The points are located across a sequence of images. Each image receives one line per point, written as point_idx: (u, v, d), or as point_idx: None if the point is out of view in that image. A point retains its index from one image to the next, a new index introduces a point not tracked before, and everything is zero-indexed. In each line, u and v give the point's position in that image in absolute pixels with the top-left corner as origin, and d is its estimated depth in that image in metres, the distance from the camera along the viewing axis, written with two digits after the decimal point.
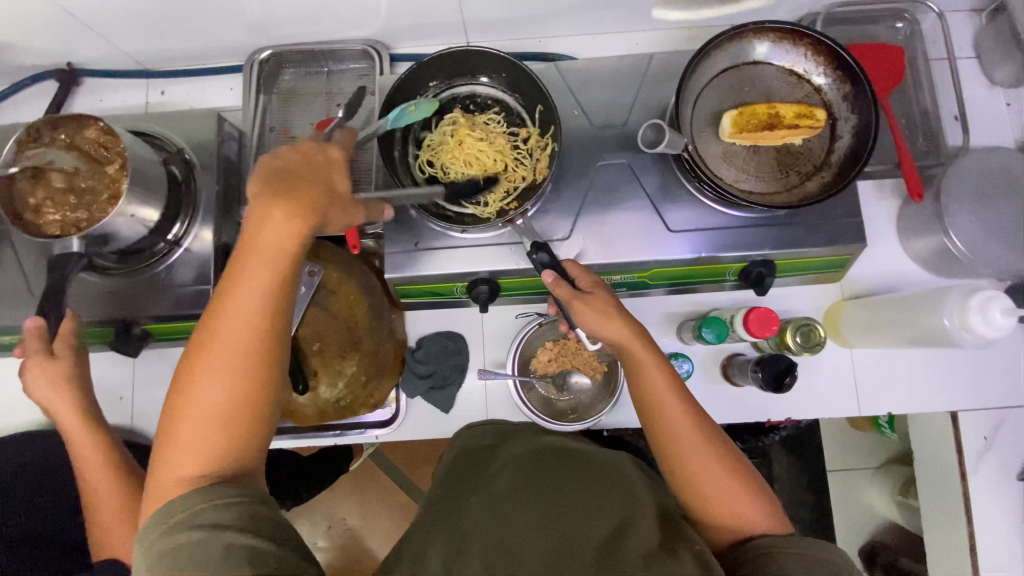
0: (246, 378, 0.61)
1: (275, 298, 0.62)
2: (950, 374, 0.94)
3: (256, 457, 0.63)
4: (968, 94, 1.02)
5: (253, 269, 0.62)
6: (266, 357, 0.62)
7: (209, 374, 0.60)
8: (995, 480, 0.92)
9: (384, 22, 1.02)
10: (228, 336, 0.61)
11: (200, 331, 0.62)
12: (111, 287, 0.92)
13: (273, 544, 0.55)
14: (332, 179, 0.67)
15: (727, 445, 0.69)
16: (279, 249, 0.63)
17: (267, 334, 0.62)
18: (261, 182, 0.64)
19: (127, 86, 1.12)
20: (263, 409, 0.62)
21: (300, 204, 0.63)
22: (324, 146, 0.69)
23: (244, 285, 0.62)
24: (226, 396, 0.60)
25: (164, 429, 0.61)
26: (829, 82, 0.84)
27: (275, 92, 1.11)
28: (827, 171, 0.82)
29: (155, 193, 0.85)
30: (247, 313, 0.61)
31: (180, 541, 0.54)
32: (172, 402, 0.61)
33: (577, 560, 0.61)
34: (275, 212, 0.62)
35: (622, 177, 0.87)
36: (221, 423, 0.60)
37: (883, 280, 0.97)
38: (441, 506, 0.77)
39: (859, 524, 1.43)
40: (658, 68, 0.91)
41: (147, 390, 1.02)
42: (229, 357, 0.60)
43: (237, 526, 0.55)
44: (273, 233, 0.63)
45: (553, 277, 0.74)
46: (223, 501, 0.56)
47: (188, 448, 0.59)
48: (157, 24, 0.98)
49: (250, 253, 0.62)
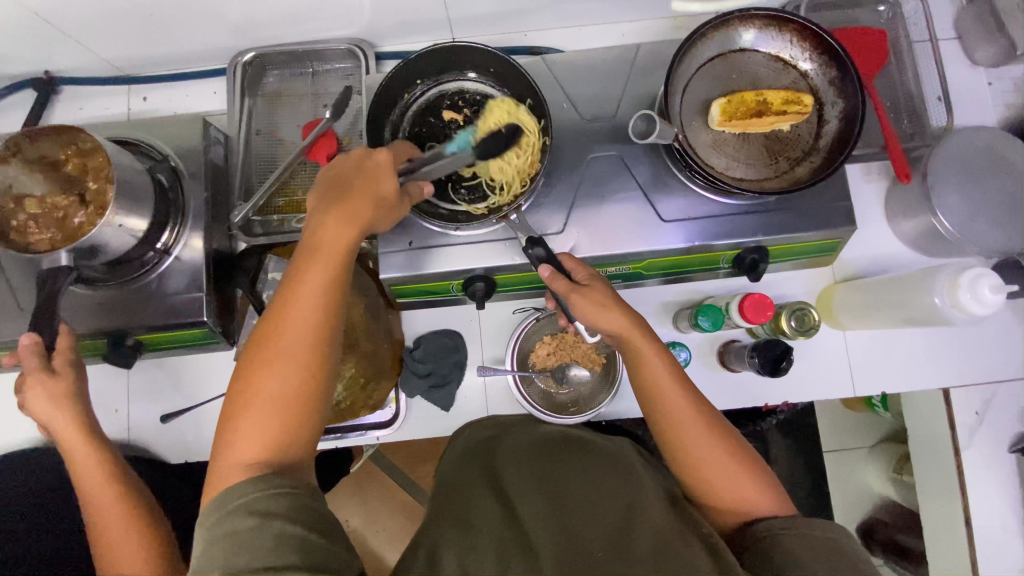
0: (303, 372, 0.63)
1: (331, 297, 0.65)
2: (942, 351, 0.96)
3: (308, 450, 0.64)
4: (951, 76, 1.03)
5: (310, 269, 0.66)
6: (319, 354, 0.64)
7: (266, 368, 0.62)
8: (988, 452, 0.94)
9: (369, 20, 1.01)
10: (288, 332, 0.63)
11: (260, 329, 0.65)
12: (103, 298, 0.91)
13: (319, 534, 0.57)
14: (381, 183, 0.69)
15: (729, 432, 0.70)
16: (336, 251, 0.67)
17: (320, 332, 0.64)
18: (321, 192, 0.71)
19: (109, 93, 1.11)
20: (315, 404, 0.63)
21: (354, 209, 0.68)
22: (373, 152, 0.72)
23: (301, 284, 0.65)
24: (282, 388, 0.62)
25: (224, 422, 0.62)
26: (815, 68, 0.85)
27: (259, 95, 1.10)
28: (817, 155, 0.83)
29: (143, 202, 0.84)
30: (306, 309, 0.64)
31: (237, 527, 0.55)
32: (232, 396, 0.63)
33: (595, 539, 0.62)
34: (332, 217, 0.67)
35: (614, 169, 0.87)
36: (277, 414, 0.61)
37: (873, 261, 0.98)
38: (445, 505, 0.76)
39: (857, 501, 1.45)
40: (646, 59, 0.91)
41: (143, 400, 1.00)
42: (286, 352, 0.62)
43: (285, 515, 0.56)
44: (328, 235, 0.67)
45: (549, 271, 0.73)
46: (276, 490, 0.58)
47: (249, 438, 0.61)
48: (137, 29, 0.96)
49: (311, 255, 0.66)
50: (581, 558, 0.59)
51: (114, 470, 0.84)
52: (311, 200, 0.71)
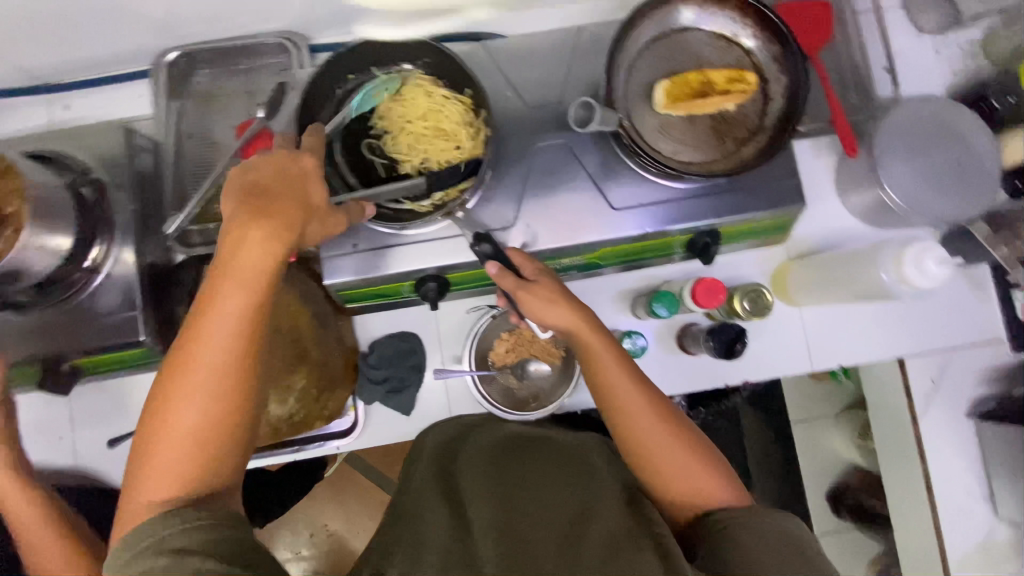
0: (219, 404, 0.60)
1: (248, 322, 0.61)
2: (896, 322, 0.97)
3: (232, 478, 0.63)
4: (896, 45, 1.03)
5: (227, 292, 0.61)
6: (240, 381, 0.61)
7: (181, 398, 0.59)
8: (944, 417, 0.97)
9: (298, 12, 0.95)
10: (201, 359, 0.60)
11: (175, 354, 0.61)
12: (31, 323, 0.85)
13: (247, 569, 0.55)
14: (307, 192, 0.65)
15: (685, 424, 0.69)
16: (254, 273, 0.61)
17: (241, 359, 0.61)
18: (236, 197, 0.64)
19: (25, 103, 1.03)
20: (237, 433, 0.61)
21: (278, 224, 0.62)
22: (297, 155, 0.67)
23: (217, 306, 0.60)
24: (199, 420, 0.59)
25: (138, 454, 0.61)
26: (758, 44, 0.83)
27: (188, 96, 1.03)
28: (763, 135, 0.82)
29: (62, 220, 0.79)
30: (220, 337, 0.60)
31: (148, 567, 0.56)
32: (146, 426, 0.61)
33: (543, 544, 0.61)
34: (252, 232, 0.61)
35: (562, 158, 0.85)
36: (193, 447, 0.59)
37: (827, 237, 0.98)
38: (397, 519, 0.74)
39: (827, 468, 1.49)
40: (588, 42, 0.88)
41: (87, 425, 0.96)
42: (203, 382, 0.59)
43: (202, 551, 0.55)
44: (247, 252, 0.61)
45: (497, 267, 0.71)
46: (191, 526, 0.57)
47: (161, 473, 0.59)
48: (44, 33, 0.90)
49: (226, 275, 0.61)
50: (525, 562, 0.59)
51: (46, 507, 0.83)
52: (225, 205, 0.65)
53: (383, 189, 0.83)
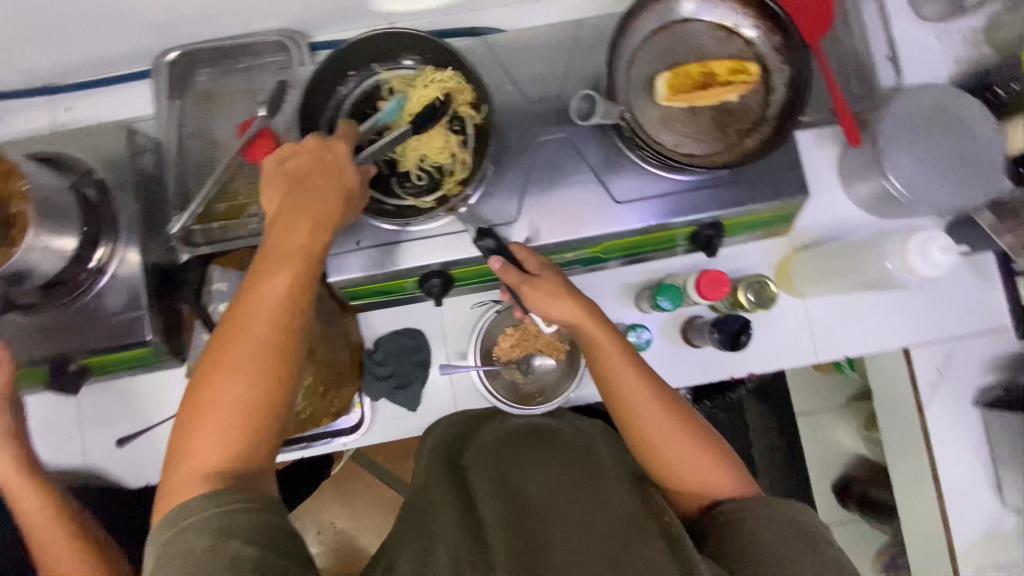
0: (268, 377, 0.61)
1: (296, 297, 0.64)
2: (900, 312, 0.97)
3: (275, 453, 0.64)
4: (898, 33, 1.02)
5: (276, 270, 0.64)
6: (285, 356, 0.62)
7: (228, 371, 0.61)
8: (950, 407, 0.96)
9: (297, 10, 0.95)
10: (252, 334, 0.62)
11: (222, 331, 0.63)
12: (39, 324, 0.86)
13: (279, 555, 0.55)
14: (343, 178, 0.68)
15: (693, 416, 0.69)
16: (302, 251, 0.65)
17: (287, 335, 0.63)
18: (282, 187, 0.69)
19: (27, 105, 1.03)
20: (280, 409, 0.63)
21: (320, 208, 0.66)
22: (330, 142, 0.70)
23: (265, 283, 0.63)
24: (245, 392, 0.60)
25: (182, 430, 0.61)
26: (760, 35, 0.83)
27: (189, 96, 1.03)
28: (766, 126, 0.82)
29: (65, 221, 0.81)
30: (269, 311, 0.62)
31: (191, 546, 0.55)
32: (192, 401, 0.62)
33: (578, 519, 0.63)
34: (297, 215, 0.65)
35: (564, 152, 0.85)
36: (239, 420, 0.60)
37: (831, 228, 0.98)
38: (406, 513, 0.73)
39: (832, 460, 1.49)
40: (588, 35, 0.88)
41: (96, 425, 0.97)
42: (251, 355, 0.61)
43: (242, 533, 0.55)
44: (293, 233, 0.65)
45: (500, 262, 0.72)
46: (236, 504, 0.57)
47: (211, 445, 0.60)
48: (45, 36, 0.90)
49: (274, 254, 0.64)
50: (544, 546, 0.60)
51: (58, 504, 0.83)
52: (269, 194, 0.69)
53: (386, 185, 0.83)
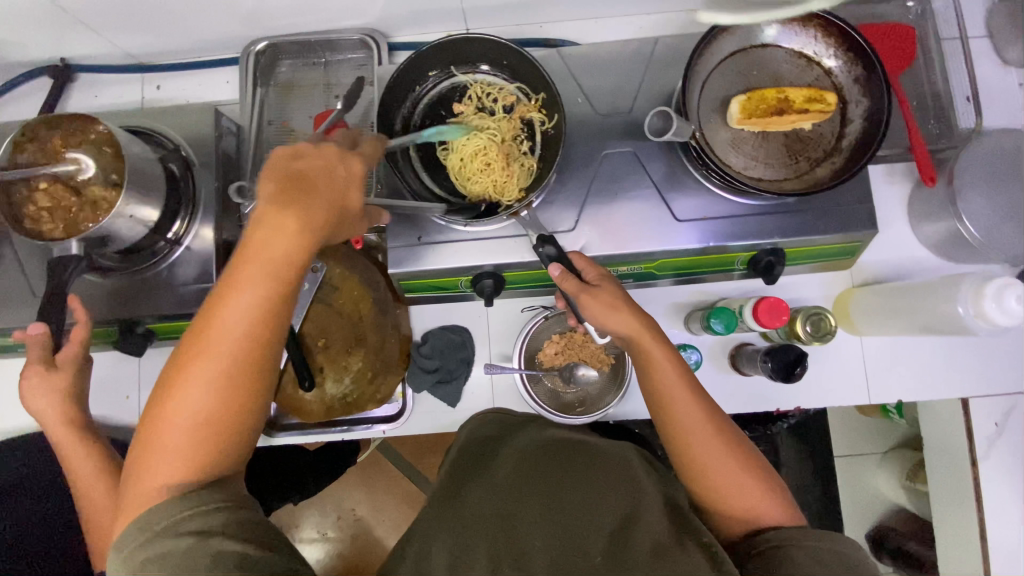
0: (232, 395, 0.58)
1: (271, 317, 0.59)
2: (961, 361, 0.93)
3: (235, 467, 0.62)
4: (982, 74, 0.99)
5: (250, 285, 0.58)
6: (254, 376, 0.59)
7: (191, 387, 0.57)
8: (1005, 465, 0.92)
9: (382, 11, 0.99)
10: (217, 350, 0.58)
11: (189, 340, 0.58)
12: (112, 286, 0.91)
13: (265, 551, 0.56)
14: (347, 196, 0.62)
15: (738, 437, 0.69)
16: (282, 268, 0.58)
17: (257, 356, 0.59)
18: (275, 181, 0.58)
19: (123, 81, 1.11)
20: (245, 426, 0.61)
21: (311, 225, 0.58)
22: (345, 155, 0.62)
23: (240, 300, 0.58)
24: (207, 410, 0.58)
25: (142, 437, 0.59)
26: (840, 65, 0.82)
27: (272, 85, 1.09)
28: (839, 156, 0.81)
29: (153, 192, 0.84)
30: (239, 329, 0.58)
31: (167, 548, 0.54)
32: (153, 409, 0.58)
33: (578, 562, 0.61)
34: (285, 228, 0.57)
35: (628, 166, 0.85)
36: (199, 438, 0.58)
37: (894, 266, 0.96)
38: (438, 506, 0.75)
39: (868, 507, 1.43)
40: (664, 53, 0.88)
41: (153, 388, 1.01)
42: (216, 373, 0.57)
43: (223, 532, 0.55)
44: (278, 249, 0.58)
45: (559, 269, 0.72)
46: (206, 509, 0.56)
47: (167, 460, 0.57)
48: (149, 19, 0.96)
49: (250, 267, 0.58)
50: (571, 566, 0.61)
51: (107, 469, 0.83)
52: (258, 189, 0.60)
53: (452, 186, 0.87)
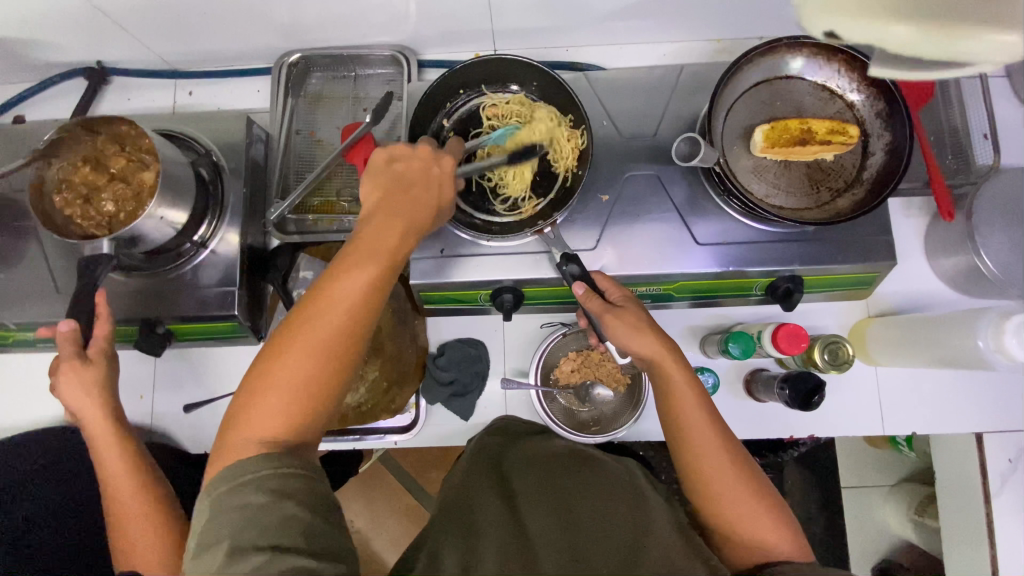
0: (332, 365, 0.60)
1: (374, 293, 0.62)
2: (975, 396, 0.93)
3: (317, 437, 0.62)
4: (1000, 114, 1.01)
5: (359, 261, 0.62)
6: (354, 347, 0.61)
7: (300, 351, 0.59)
8: (1018, 503, 0.91)
9: (414, 29, 1.02)
10: (326, 319, 0.60)
11: (297, 311, 0.62)
12: (137, 285, 0.92)
13: (326, 522, 0.56)
14: (444, 192, 0.68)
15: (753, 469, 0.69)
16: (389, 249, 0.63)
17: (359, 329, 0.61)
18: (379, 184, 0.67)
19: (156, 85, 1.14)
20: (337, 395, 0.62)
21: (414, 217, 0.66)
22: (439, 155, 0.69)
23: (345, 274, 0.61)
24: (310, 373, 0.59)
25: (243, 398, 0.60)
26: (863, 99, 0.83)
27: (301, 95, 1.11)
28: (859, 188, 0.82)
29: (183, 196, 0.85)
30: (345, 301, 0.61)
31: (246, 501, 0.54)
32: (257, 371, 0.60)
33: (604, 562, 0.61)
34: (393, 217, 0.65)
35: (650, 188, 0.87)
36: (300, 399, 0.59)
37: (910, 299, 0.96)
38: (444, 506, 0.74)
39: (873, 541, 1.41)
40: (689, 80, 0.90)
41: (167, 388, 1.02)
42: (320, 340, 0.60)
43: (298, 497, 0.56)
44: (384, 237, 0.64)
45: (583, 289, 0.74)
46: (290, 470, 0.57)
47: (266, 416, 0.58)
48: (187, 26, 0.99)
49: (359, 247, 0.63)
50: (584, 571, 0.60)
51: (138, 465, 0.81)
52: (365, 186, 0.68)
53: (478, 201, 0.87)
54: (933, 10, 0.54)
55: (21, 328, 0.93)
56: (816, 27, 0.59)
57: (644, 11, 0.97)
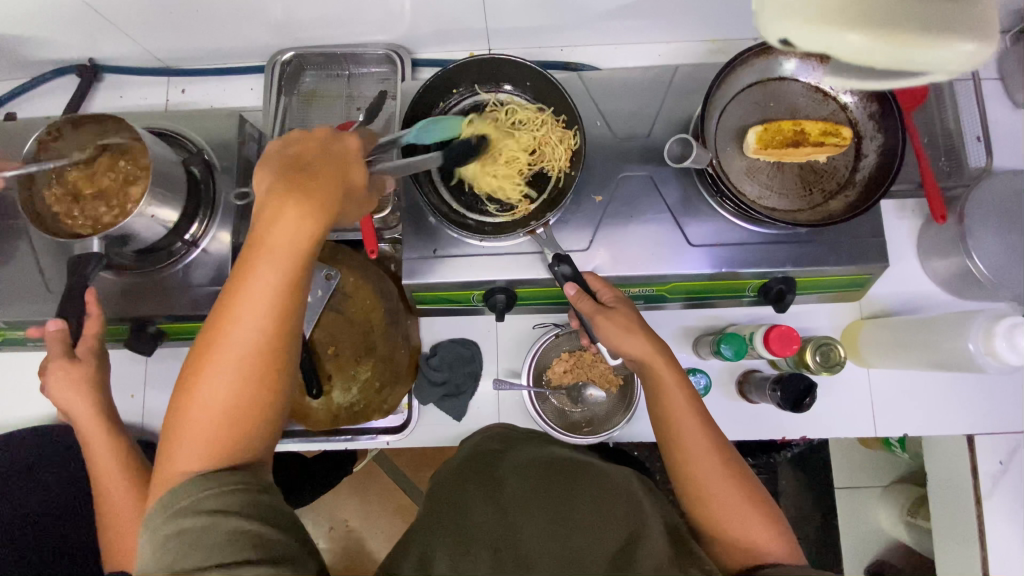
0: (251, 380, 0.59)
1: (283, 300, 0.59)
2: (967, 397, 0.94)
3: (258, 450, 0.62)
4: (993, 116, 1.01)
5: (258, 271, 0.58)
6: (273, 359, 0.59)
7: (216, 371, 0.58)
8: (1009, 505, 0.92)
9: (408, 27, 1.02)
10: (235, 335, 0.58)
11: (206, 330, 0.60)
12: (127, 284, 0.91)
13: (277, 531, 0.56)
14: (350, 170, 0.61)
15: (746, 474, 0.68)
16: (289, 250, 0.59)
17: (274, 338, 0.59)
18: (271, 174, 0.61)
19: (149, 83, 1.13)
20: (267, 408, 0.60)
21: (313, 204, 0.59)
22: (341, 134, 0.64)
23: (245, 291, 0.58)
24: (230, 392, 0.58)
25: (168, 424, 0.60)
26: (856, 101, 0.83)
27: (295, 94, 1.11)
28: (852, 190, 0.82)
29: (174, 194, 0.84)
30: (253, 313, 0.58)
31: (183, 527, 0.54)
32: (178, 397, 0.59)
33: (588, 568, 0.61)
34: (285, 210, 0.58)
35: (643, 189, 0.87)
36: (224, 419, 0.58)
37: (904, 301, 0.96)
38: (437, 510, 0.74)
39: (866, 541, 1.42)
40: (683, 80, 0.90)
41: (159, 387, 1.01)
42: (232, 357, 0.58)
43: (242, 511, 0.55)
44: (280, 237, 0.58)
45: (575, 290, 0.75)
46: (229, 489, 0.56)
47: (191, 440, 0.58)
48: (179, 24, 0.98)
49: (255, 253, 0.59)
50: None
51: (130, 465, 0.80)
52: (258, 179, 0.62)
53: (471, 201, 0.87)
54: (892, 18, 0.50)
55: (11, 327, 0.93)
56: (770, 34, 0.54)
57: (638, 11, 0.97)
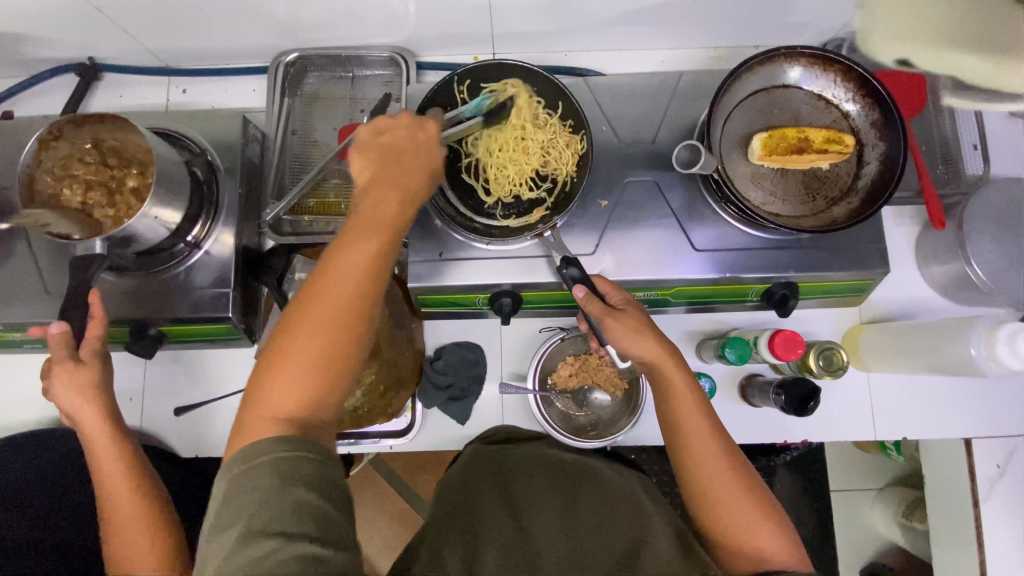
0: (343, 338, 0.58)
1: (380, 264, 0.60)
2: (964, 401, 0.95)
3: (336, 412, 0.60)
4: (990, 124, 1.02)
5: (362, 234, 0.60)
6: (366, 320, 0.59)
7: (313, 325, 0.57)
8: (1006, 507, 0.93)
9: (412, 30, 1.02)
10: (335, 291, 0.58)
11: (304, 287, 0.60)
12: (130, 286, 0.90)
13: (336, 508, 0.54)
14: (434, 157, 0.68)
15: (753, 478, 0.69)
16: (388, 218, 0.62)
17: (370, 300, 0.60)
18: (372, 158, 0.66)
19: (149, 82, 1.12)
20: (351, 369, 0.59)
21: (407, 185, 0.65)
22: (424, 123, 0.70)
23: (351, 248, 0.60)
24: (325, 346, 0.57)
25: (257, 375, 0.58)
26: (857, 109, 0.85)
27: (298, 95, 1.10)
28: (855, 197, 0.83)
29: (178, 194, 0.84)
30: (353, 271, 0.59)
31: (257, 484, 0.52)
32: (271, 349, 0.58)
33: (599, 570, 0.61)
34: (387, 186, 0.63)
35: (649, 194, 0.87)
36: (316, 374, 0.57)
37: (903, 306, 0.98)
38: (451, 508, 0.73)
39: (862, 544, 1.43)
40: (688, 86, 0.91)
41: (158, 390, 1.00)
42: (329, 313, 0.58)
43: (308, 479, 0.53)
44: (384, 209, 0.62)
45: (584, 293, 0.74)
46: (304, 453, 0.54)
47: (282, 391, 0.56)
48: (182, 24, 0.98)
49: (358, 220, 0.61)
50: None
51: (135, 469, 0.79)
52: (355, 160, 0.67)
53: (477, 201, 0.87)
54: None
55: (7, 329, 0.91)
56: None
57: (643, 17, 0.97)
